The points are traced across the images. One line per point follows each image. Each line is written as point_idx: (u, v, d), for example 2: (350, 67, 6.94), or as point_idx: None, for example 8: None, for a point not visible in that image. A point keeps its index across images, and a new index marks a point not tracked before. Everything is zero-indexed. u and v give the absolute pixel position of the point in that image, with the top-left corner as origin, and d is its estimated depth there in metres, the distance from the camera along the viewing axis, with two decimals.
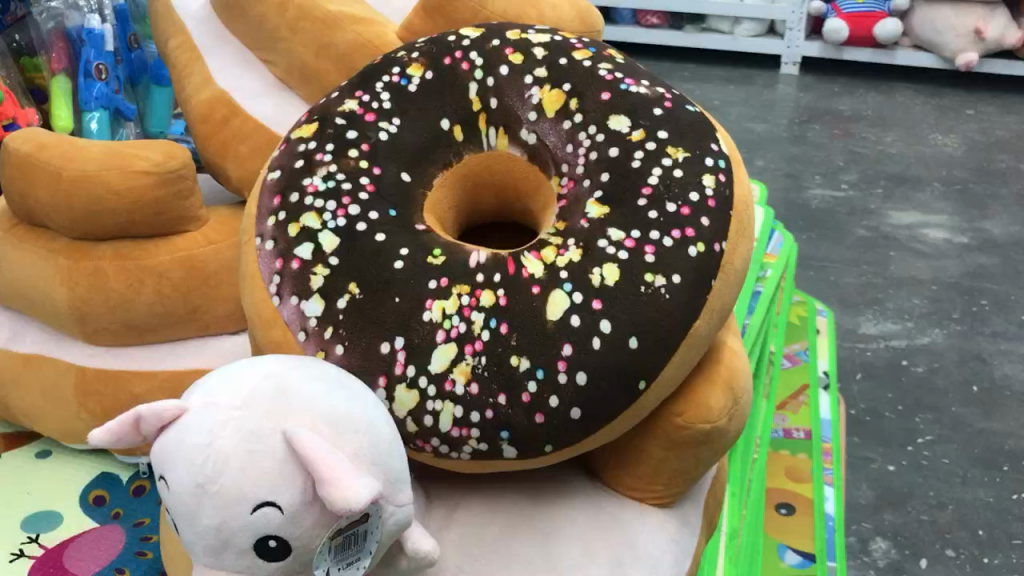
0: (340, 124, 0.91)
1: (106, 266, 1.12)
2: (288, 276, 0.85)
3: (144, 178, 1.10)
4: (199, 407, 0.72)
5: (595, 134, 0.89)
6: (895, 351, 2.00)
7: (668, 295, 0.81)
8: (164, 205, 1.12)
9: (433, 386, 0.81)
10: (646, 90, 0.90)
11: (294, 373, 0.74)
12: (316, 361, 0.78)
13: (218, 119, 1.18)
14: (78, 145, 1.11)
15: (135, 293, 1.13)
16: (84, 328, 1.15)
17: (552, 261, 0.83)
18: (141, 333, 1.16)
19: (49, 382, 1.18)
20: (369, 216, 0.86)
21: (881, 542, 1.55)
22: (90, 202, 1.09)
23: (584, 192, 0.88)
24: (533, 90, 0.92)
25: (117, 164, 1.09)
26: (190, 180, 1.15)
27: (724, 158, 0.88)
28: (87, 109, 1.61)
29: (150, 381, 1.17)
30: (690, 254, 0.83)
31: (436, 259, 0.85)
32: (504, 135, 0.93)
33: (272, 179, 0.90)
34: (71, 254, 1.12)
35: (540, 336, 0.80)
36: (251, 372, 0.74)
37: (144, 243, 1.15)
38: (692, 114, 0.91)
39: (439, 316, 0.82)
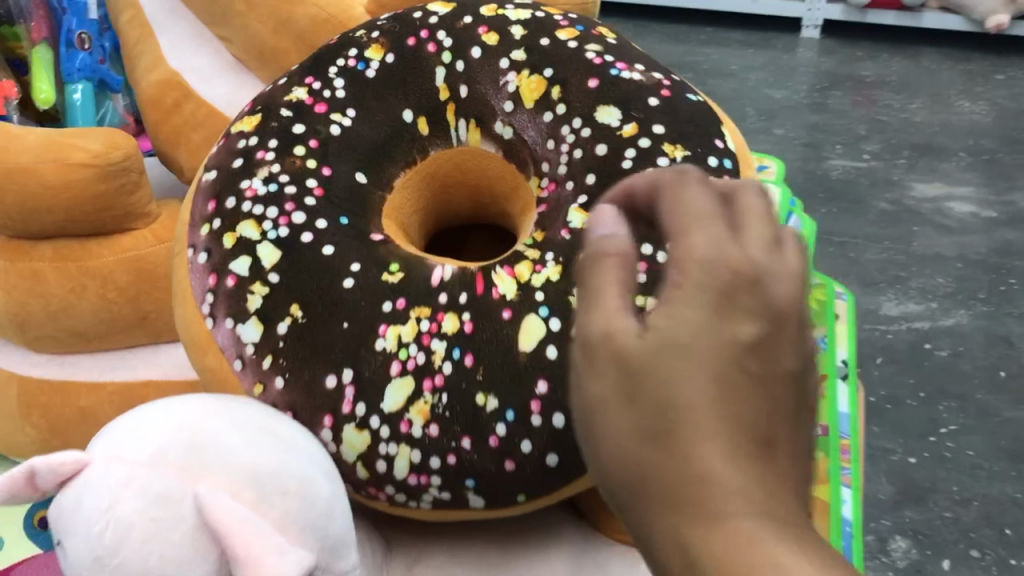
0: (285, 116, 0.79)
1: (45, 269, 1.01)
2: (224, 295, 0.74)
3: (81, 172, 0.97)
4: (100, 461, 0.61)
5: (579, 129, 0.76)
6: (919, 334, 1.76)
7: None
8: (107, 201, 1.00)
9: (387, 427, 0.69)
10: (641, 77, 0.78)
11: (216, 421, 0.63)
12: (245, 402, 0.67)
13: (167, 104, 1.05)
14: (12, 133, 0.99)
15: (77, 298, 1.02)
16: (26, 335, 1.04)
17: (526, 279, 0.71)
18: (89, 342, 1.05)
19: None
20: (316, 225, 0.75)
21: (901, 541, 1.35)
22: (24, 198, 0.97)
23: (566, 196, 0.76)
24: (510, 76, 0.79)
25: (52, 155, 0.97)
26: (138, 173, 1.02)
27: (732, 157, 0.75)
28: (70, 82, 1.35)
29: (98, 393, 1.05)
30: None
31: (393, 277, 0.73)
32: (476, 129, 0.80)
33: (207, 181, 0.78)
34: (8, 254, 1.01)
35: (510, 371, 0.68)
36: (164, 420, 0.63)
37: (88, 242, 1.03)
38: (696, 104, 0.78)
39: (393, 345, 0.70)
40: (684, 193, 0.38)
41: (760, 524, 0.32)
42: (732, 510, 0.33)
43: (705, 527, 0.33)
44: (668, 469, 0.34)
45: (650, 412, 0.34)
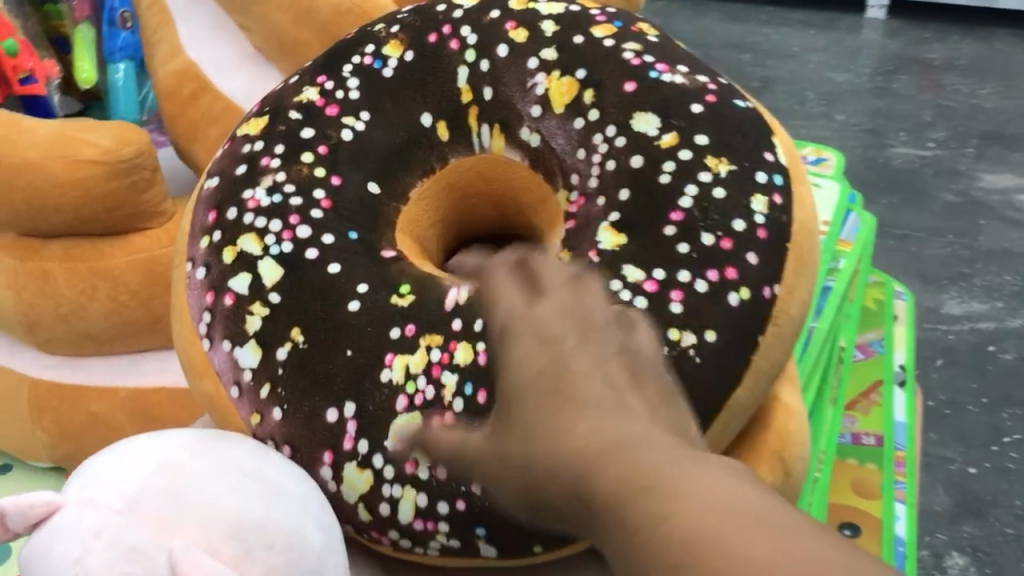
0: (294, 119, 0.73)
1: (55, 270, 0.96)
2: (222, 316, 0.68)
3: (90, 168, 0.92)
4: (73, 505, 0.55)
5: (613, 137, 0.68)
6: (983, 335, 1.64)
7: (699, 360, 0.61)
8: (119, 199, 0.95)
9: (391, 467, 0.63)
10: (684, 80, 0.69)
11: (199, 467, 0.57)
12: (236, 442, 0.61)
13: (184, 97, 1.00)
14: (23, 126, 0.95)
15: (87, 301, 0.97)
16: (36, 337, 1.00)
17: None
18: (100, 346, 1.01)
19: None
20: (322, 240, 0.68)
21: (958, 558, 1.23)
22: (31, 195, 0.93)
23: (596, 212, 0.68)
24: (538, 77, 0.72)
25: (60, 151, 0.92)
26: (152, 171, 0.97)
27: (783, 171, 0.66)
28: (111, 62, 1.28)
29: (110, 398, 1.01)
30: (730, 303, 0.63)
31: (403, 300, 0.66)
32: (501, 135, 0.73)
33: (209, 189, 0.73)
34: (18, 252, 0.97)
35: None
36: (144, 463, 0.57)
37: (100, 242, 0.98)
38: (745, 109, 0.69)
39: (400, 377, 0.64)
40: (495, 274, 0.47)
41: (632, 454, 0.39)
42: (608, 454, 0.40)
43: (599, 478, 0.39)
44: (548, 472, 0.41)
45: (528, 457, 0.42)
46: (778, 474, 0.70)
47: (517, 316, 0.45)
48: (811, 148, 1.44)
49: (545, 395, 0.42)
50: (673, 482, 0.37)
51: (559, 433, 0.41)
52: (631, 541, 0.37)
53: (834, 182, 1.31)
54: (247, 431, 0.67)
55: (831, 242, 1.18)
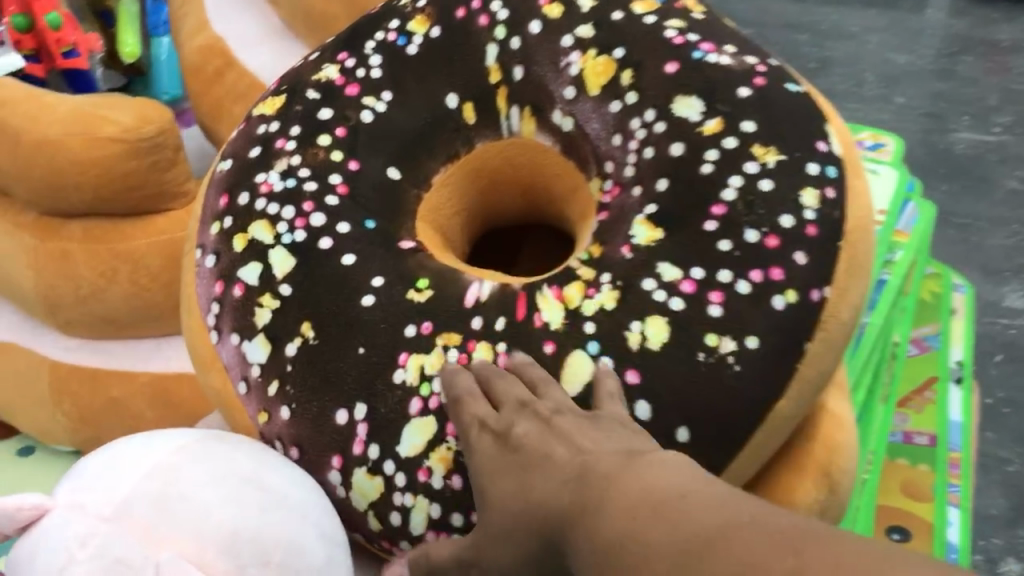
0: (312, 99, 0.69)
1: (75, 252, 0.94)
2: (231, 308, 0.64)
3: (109, 147, 0.89)
4: (61, 509, 0.52)
5: (651, 123, 0.63)
6: None
7: (737, 367, 0.56)
8: (138, 179, 0.91)
9: (403, 474, 0.59)
10: (731, 61, 0.63)
11: (195, 473, 0.54)
12: (237, 446, 0.58)
13: (209, 74, 0.96)
14: (45, 103, 0.92)
15: (107, 283, 0.94)
16: (56, 319, 0.98)
17: (576, 306, 0.60)
18: (121, 329, 0.98)
19: (19, 373, 1.02)
20: (337, 229, 0.64)
21: (1014, 565, 1.16)
22: (50, 172, 0.90)
23: (632, 203, 0.62)
24: (573, 56, 0.66)
25: (79, 128, 0.88)
26: (174, 150, 0.93)
27: (837, 163, 0.60)
28: (155, 36, 1.25)
29: (130, 384, 0.99)
30: (775, 307, 0.57)
31: (420, 295, 0.62)
32: (531, 118, 0.68)
33: (222, 171, 0.69)
34: (38, 232, 0.95)
35: None
36: (137, 466, 0.54)
37: (120, 222, 0.95)
38: (798, 93, 0.62)
39: (415, 379, 0.59)
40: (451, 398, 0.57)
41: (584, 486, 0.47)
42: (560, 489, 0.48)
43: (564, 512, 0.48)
44: (523, 531, 0.50)
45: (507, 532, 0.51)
46: (822, 488, 0.64)
47: (475, 425, 0.55)
48: (870, 132, 1.34)
49: (506, 468, 0.52)
50: (600, 493, 0.46)
51: (514, 495, 0.50)
52: (589, 549, 0.45)
53: (894, 169, 1.21)
54: (254, 430, 0.64)
55: (889, 233, 1.09)
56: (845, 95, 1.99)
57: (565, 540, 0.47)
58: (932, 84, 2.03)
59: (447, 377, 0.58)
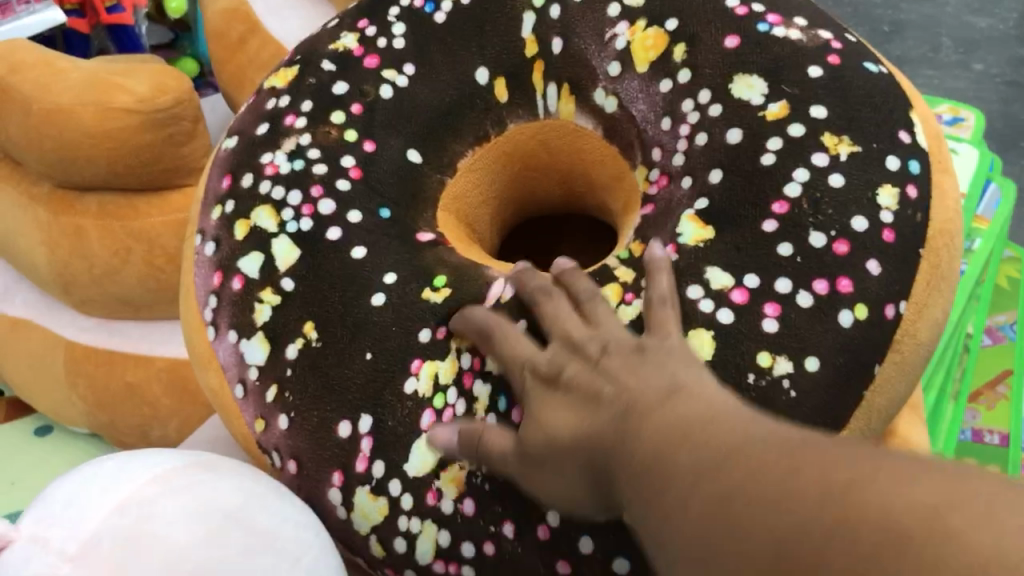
0: (327, 70, 0.62)
1: (90, 229, 0.80)
2: (229, 300, 0.58)
3: (124, 119, 0.73)
4: (22, 541, 0.47)
5: (705, 105, 0.55)
6: None
7: (793, 394, 0.48)
8: (150, 152, 0.76)
9: (409, 496, 0.52)
10: (802, 36, 0.54)
11: (171, 506, 0.49)
12: (222, 476, 0.53)
13: (234, 39, 0.87)
14: (59, 66, 0.77)
15: (121, 264, 0.80)
16: (71, 297, 0.85)
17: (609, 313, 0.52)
18: (137, 311, 0.85)
19: (34, 355, 0.89)
20: (348, 218, 0.57)
21: None
22: (60, 144, 0.74)
23: (680, 196, 0.55)
24: (619, 28, 0.58)
25: (92, 96, 0.74)
26: (195, 122, 0.78)
27: (921, 157, 0.51)
28: None
29: (146, 368, 0.86)
30: (841, 322, 0.48)
31: (437, 295, 0.55)
32: (570, 97, 0.60)
33: (225, 150, 0.62)
34: (50, 207, 0.81)
35: None
36: (108, 497, 0.49)
37: (135, 197, 0.81)
38: (879, 75, 0.54)
39: (428, 389, 0.53)
40: (477, 334, 0.51)
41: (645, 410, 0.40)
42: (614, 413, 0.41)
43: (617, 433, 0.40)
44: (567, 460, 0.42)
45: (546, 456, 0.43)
46: None
47: (521, 368, 0.48)
48: (949, 106, 1.21)
49: (550, 404, 0.45)
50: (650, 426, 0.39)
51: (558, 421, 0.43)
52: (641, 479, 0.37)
53: (976, 148, 1.08)
54: (251, 438, 0.57)
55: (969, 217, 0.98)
56: (915, 61, 1.66)
57: (611, 475, 0.40)
58: (1016, 50, 1.69)
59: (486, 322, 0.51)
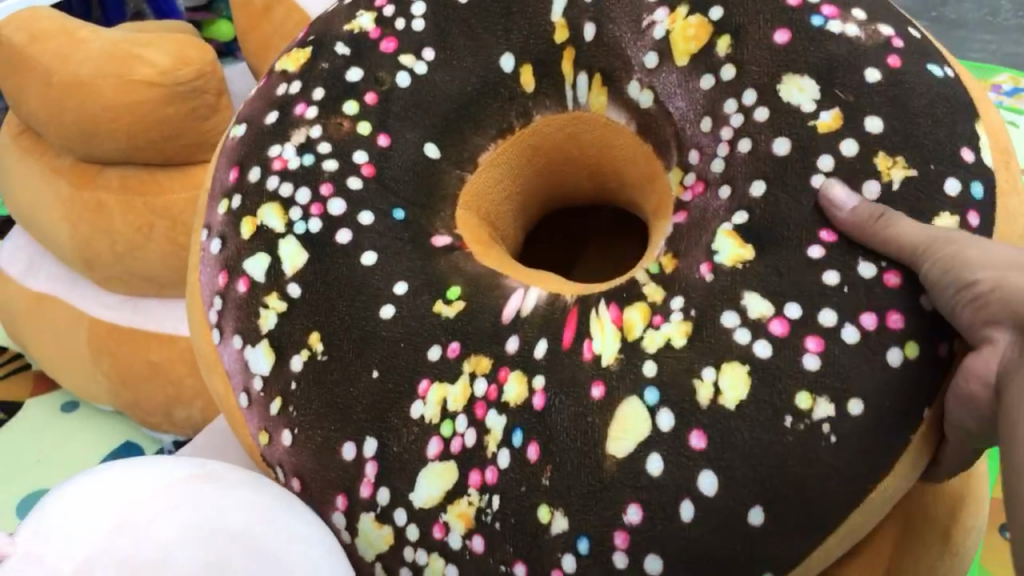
0: (341, 55, 0.57)
1: (111, 205, 0.74)
2: (234, 304, 0.55)
3: (144, 91, 0.68)
4: (18, 555, 0.44)
5: (750, 108, 0.49)
6: None
7: (834, 440, 0.43)
8: (176, 127, 0.70)
9: (415, 527, 0.49)
10: (859, 32, 0.48)
11: (176, 526, 0.47)
12: (228, 491, 0.50)
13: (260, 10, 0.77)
14: (78, 35, 0.72)
15: (144, 239, 0.74)
16: (95, 274, 0.78)
17: (637, 337, 0.47)
18: (161, 290, 0.77)
19: (58, 333, 0.81)
20: (358, 219, 0.53)
21: None
22: (80, 120, 0.70)
23: (715, 207, 0.50)
24: (659, 15, 0.52)
25: (111, 68, 0.69)
26: (219, 96, 0.71)
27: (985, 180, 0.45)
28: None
29: (170, 349, 0.77)
30: (891, 362, 0.43)
31: (449, 309, 0.51)
32: (602, 88, 0.54)
33: (234, 139, 0.58)
34: (71, 180, 0.75)
35: (592, 490, 0.45)
36: (110, 515, 0.46)
37: (159, 171, 0.74)
38: (942, 83, 0.47)
39: (435, 414, 0.49)
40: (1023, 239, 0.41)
41: None
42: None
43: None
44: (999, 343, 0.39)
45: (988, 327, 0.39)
46: (938, 551, 0.51)
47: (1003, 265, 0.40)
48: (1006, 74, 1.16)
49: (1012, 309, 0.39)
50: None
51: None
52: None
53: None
54: (256, 450, 0.55)
55: None
56: (975, 23, 1.37)
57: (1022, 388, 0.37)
58: None
59: (824, 203, 0.45)
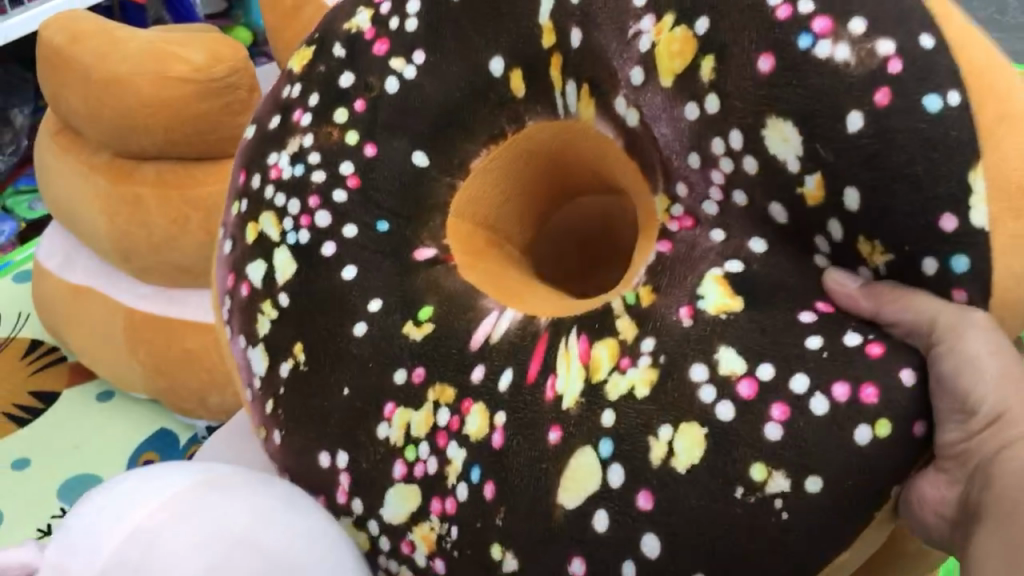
0: (337, 57, 0.57)
1: (147, 196, 0.76)
2: (238, 307, 0.57)
3: (178, 87, 0.71)
4: (45, 569, 0.45)
5: (738, 152, 0.45)
6: None
7: (785, 515, 0.41)
8: (209, 124, 0.73)
9: (387, 539, 0.51)
10: (849, 55, 0.41)
11: (179, 536, 0.45)
12: (237, 493, 0.48)
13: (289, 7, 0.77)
14: (117, 36, 0.75)
15: (180, 230, 0.76)
16: (131, 265, 0.80)
17: (601, 380, 0.47)
18: (196, 278, 0.80)
19: (95, 326, 0.85)
20: (342, 233, 0.54)
21: None
22: (120, 114, 0.73)
23: (700, 247, 0.47)
24: (644, 23, 0.47)
25: (146, 64, 0.72)
26: (252, 92, 0.74)
27: (972, 251, 0.40)
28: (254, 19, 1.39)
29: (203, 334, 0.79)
30: (858, 439, 0.40)
31: (417, 331, 0.51)
32: (590, 100, 0.50)
33: (246, 140, 0.60)
34: (109, 177, 0.78)
35: (541, 536, 0.46)
36: (120, 524, 0.45)
37: (194, 165, 0.77)
38: (938, 121, 0.39)
39: (399, 438, 0.51)
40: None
41: None
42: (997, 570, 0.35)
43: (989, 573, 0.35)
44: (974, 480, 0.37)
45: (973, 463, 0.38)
46: None
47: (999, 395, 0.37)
48: None
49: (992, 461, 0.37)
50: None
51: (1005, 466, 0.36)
52: None
53: None
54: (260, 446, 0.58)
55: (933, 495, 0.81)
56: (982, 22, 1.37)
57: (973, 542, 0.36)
58: None
59: (830, 288, 0.43)
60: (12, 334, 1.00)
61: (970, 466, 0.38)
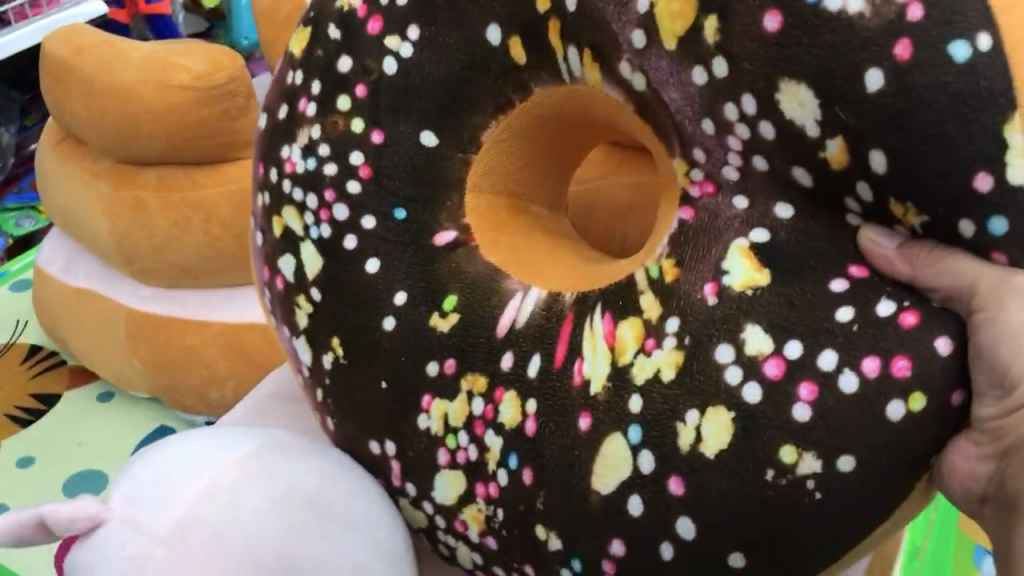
0: (332, 39, 0.55)
1: (149, 200, 0.81)
2: (278, 299, 0.59)
3: (179, 94, 0.75)
4: (116, 521, 0.50)
5: (752, 118, 0.43)
6: None
7: (818, 498, 0.42)
8: (208, 129, 0.78)
9: (443, 517, 0.55)
10: (863, 6, 0.38)
11: (256, 495, 0.51)
12: (297, 459, 0.54)
13: (282, 17, 0.78)
14: (119, 47, 0.79)
15: (179, 232, 0.81)
16: (132, 267, 0.85)
17: (627, 364, 0.47)
18: (196, 278, 0.84)
19: (97, 322, 0.90)
20: (362, 224, 0.54)
21: None
22: (121, 120, 0.78)
23: (722, 222, 0.46)
24: None
25: (149, 73, 0.76)
26: (249, 97, 0.78)
27: (1010, 211, 0.38)
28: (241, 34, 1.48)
29: (204, 334, 0.84)
30: (892, 416, 0.40)
31: (445, 322, 0.52)
32: (594, 64, 0.47)
33: (259, 129, 0.60)
34: (110, 181, 0.82)
35: (580, 518, 0.48)
36: (193, 483, 0.51)
37: (195, 170, 0.81)
38: (967, 70, 0.37)
39: (439, 428, 0.52)
40: None
41: None
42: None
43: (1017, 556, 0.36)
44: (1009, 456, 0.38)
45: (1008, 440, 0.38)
46: None
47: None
48: None
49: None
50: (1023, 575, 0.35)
51: None
52: None
53: None
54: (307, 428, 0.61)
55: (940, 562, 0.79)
56: None
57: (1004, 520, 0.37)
58: None
59: (864, 247, 0.42)
60: (12, 338, 1.08)
61: (1006, 442, 0.38)
